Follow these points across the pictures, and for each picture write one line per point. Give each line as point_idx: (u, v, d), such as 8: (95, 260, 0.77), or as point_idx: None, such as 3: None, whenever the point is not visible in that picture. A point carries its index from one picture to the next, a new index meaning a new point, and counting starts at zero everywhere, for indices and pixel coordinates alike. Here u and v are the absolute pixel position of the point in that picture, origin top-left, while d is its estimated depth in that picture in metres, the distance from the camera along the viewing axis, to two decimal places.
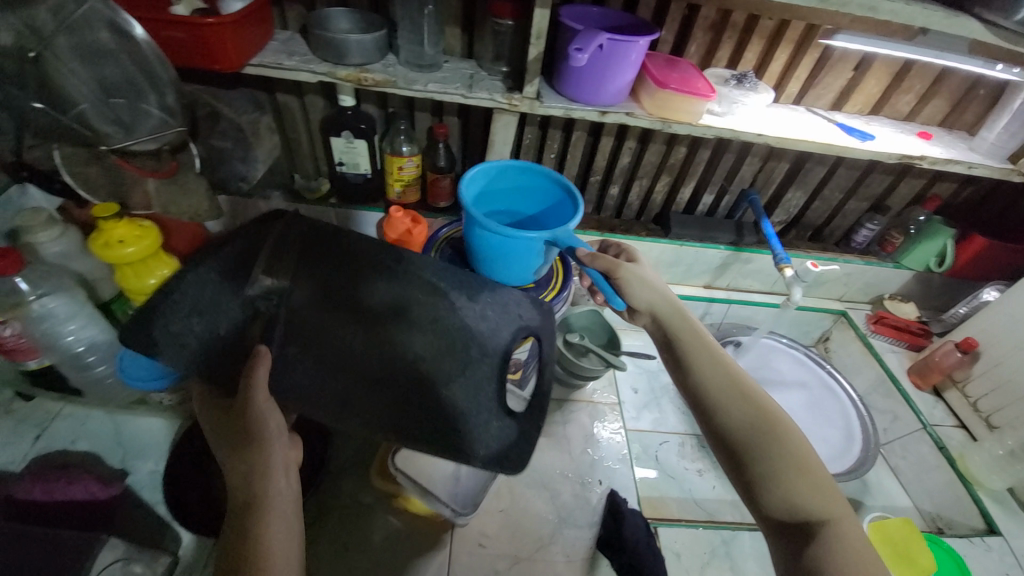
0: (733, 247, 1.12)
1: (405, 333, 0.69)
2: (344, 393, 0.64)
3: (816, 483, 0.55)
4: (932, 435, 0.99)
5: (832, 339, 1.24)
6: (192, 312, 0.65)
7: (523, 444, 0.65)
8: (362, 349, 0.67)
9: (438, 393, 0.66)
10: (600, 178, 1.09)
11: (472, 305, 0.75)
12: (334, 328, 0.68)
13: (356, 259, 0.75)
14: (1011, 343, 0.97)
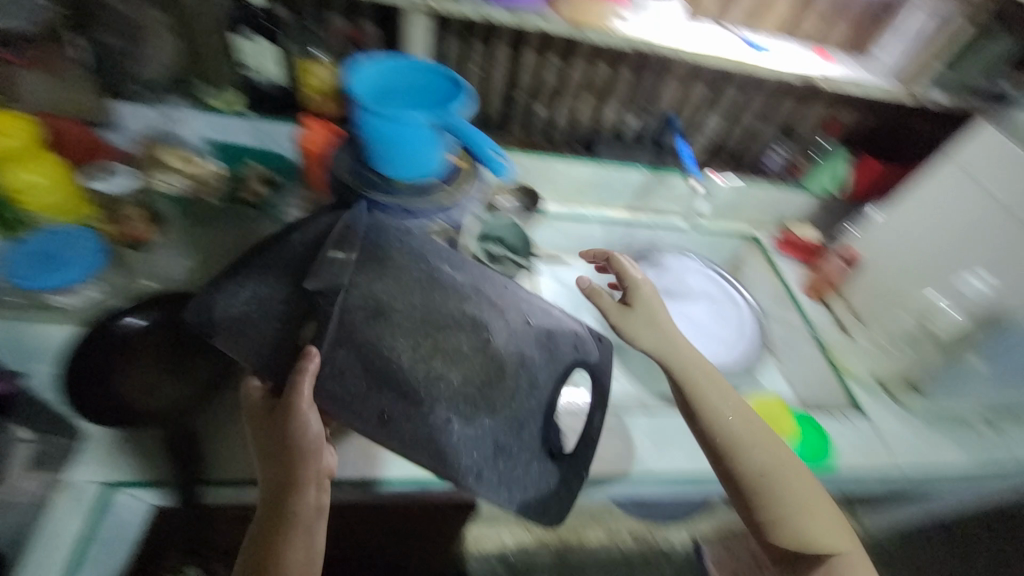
0: (655, 168, 1.20)
1: (445, 364, 0.67)
2: (387, 416, 0.63)
3: (808, 495, 0.75)
4: (816, 336, 1.11)
5: (742, 262, 1.34)
6: (250, 298, 0.66)
7: (562, 492, 0.70)
8: (414, 368, 0.65)
9: (490, 441, 0.67)
10: (528, 94, 1.10)
11: (528, 333, 0.74)
12: (394, 348, 0.66)
13: (427, 275, 0.73)
14: (877, 247, 1.06)
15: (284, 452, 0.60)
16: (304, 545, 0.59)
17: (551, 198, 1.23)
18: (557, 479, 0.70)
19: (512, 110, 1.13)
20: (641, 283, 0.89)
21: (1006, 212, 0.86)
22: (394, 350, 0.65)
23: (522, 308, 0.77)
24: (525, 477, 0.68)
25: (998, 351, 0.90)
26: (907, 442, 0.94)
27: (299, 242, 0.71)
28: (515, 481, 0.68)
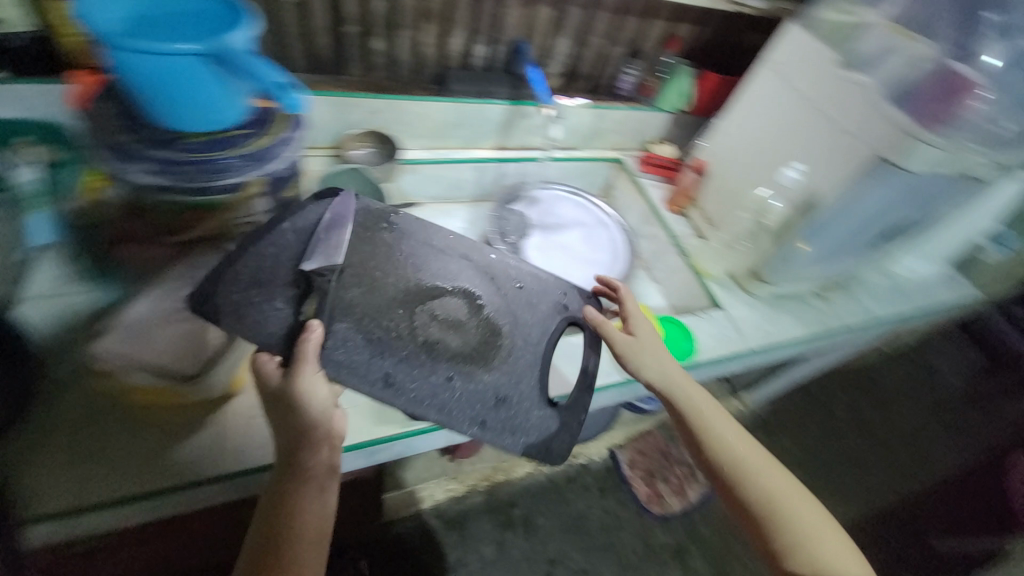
0: (514, 100, 1.16)
1: (446, 335, 0.76)
2: (393, 381, 0.70)
3: (818, 520, 0.74)
4: (678, 246, 1.20)
5: (613, 186, 1.41)
6: (250, 284, 0.67)
7: (563, 434, 0.77)
8: (417, 341, 0.74)
9: (492, 392, 0.75)
10: (359, 27, 0.99)
11: (522, 293, 0.85)
12: (395, 328, 0.73)
13: (420, 263, 0.80)
14: (721, 154, 1.14)
15: (289, 411, 0.60)
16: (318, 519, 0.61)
17: (413, 145, 1.16)
18: (557, 422, 0.77)
19: (346, 47, 1.01)
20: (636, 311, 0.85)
21: (810, 104, 0.93)
22: (396, 322, 0.74)
23: (511, 275, 0.86)
24: (528, 419, 0.76)
25: (817, 232, 0.98)
26: (757, 326, 1.07)
27: (290, 231, 0.71)
28: (519, 426, 0.75)
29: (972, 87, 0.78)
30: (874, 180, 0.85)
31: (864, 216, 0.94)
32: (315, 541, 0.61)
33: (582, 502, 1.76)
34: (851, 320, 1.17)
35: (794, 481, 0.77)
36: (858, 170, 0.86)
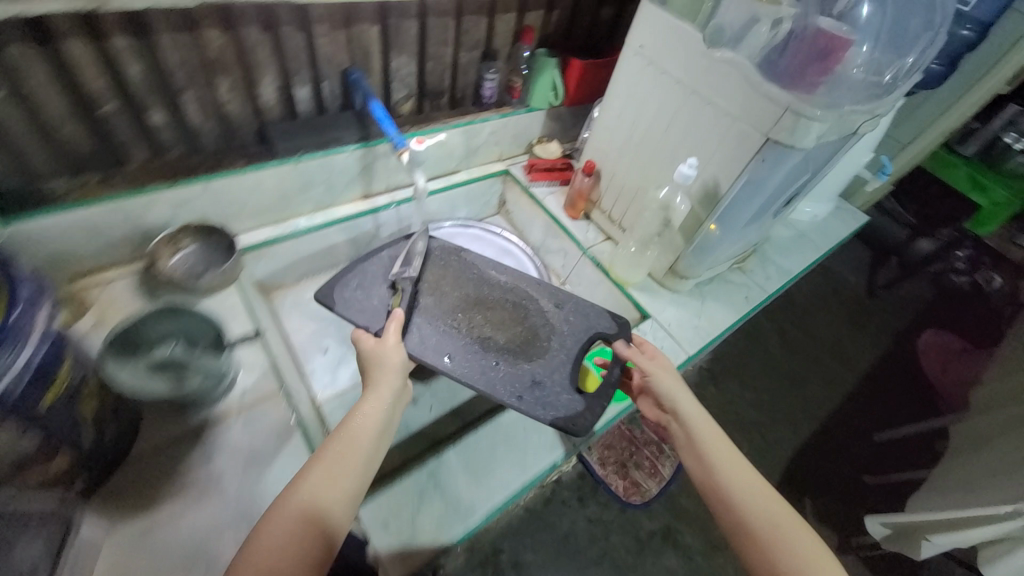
0: (365, 141, 0.96)
1: (499, 334, 0.90)
2: (452, 361, 0.84)
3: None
4: (591, 257, 1.11)
5: (507, 201, 1.30)
6: (358, 287, 0.92)
7: (586, 415, 0.80)
8: (479, 340, 0.88)
9: (529, 376, 0.84)
10: (119, 104, 0.73)
11: (561, 311, 0.94)
12: (464, 338, 0.88)
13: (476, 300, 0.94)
14: (610, 152, 1.05)
15: (376, 364, 0.73)
16: (359, 439, 0.63)
17: (258, 223, 0.94)
18: (582, 404, 0.81)
19: (110, 131, 0.75)
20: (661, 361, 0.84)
21: (685, 89, 0.83)
22: (458, 325, 0.91)
23: (552, 295, 0.97)
24: (555, 396, 0.82)
25: (723, 222, 0.91)
26: (688, 326, 1.03)
27: (386, 254, 0.99)
28: (550, 403, 0.81)
29: (848, 43, 0.68)
30: (767, 162, 0.78)
31: (765, 196, 0.88)
32: (341, 468, 0.60)
33: (565, 521, 1.68)
34: (768, 285, 1.16)
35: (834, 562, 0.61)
36: (751, 154, 0.78)
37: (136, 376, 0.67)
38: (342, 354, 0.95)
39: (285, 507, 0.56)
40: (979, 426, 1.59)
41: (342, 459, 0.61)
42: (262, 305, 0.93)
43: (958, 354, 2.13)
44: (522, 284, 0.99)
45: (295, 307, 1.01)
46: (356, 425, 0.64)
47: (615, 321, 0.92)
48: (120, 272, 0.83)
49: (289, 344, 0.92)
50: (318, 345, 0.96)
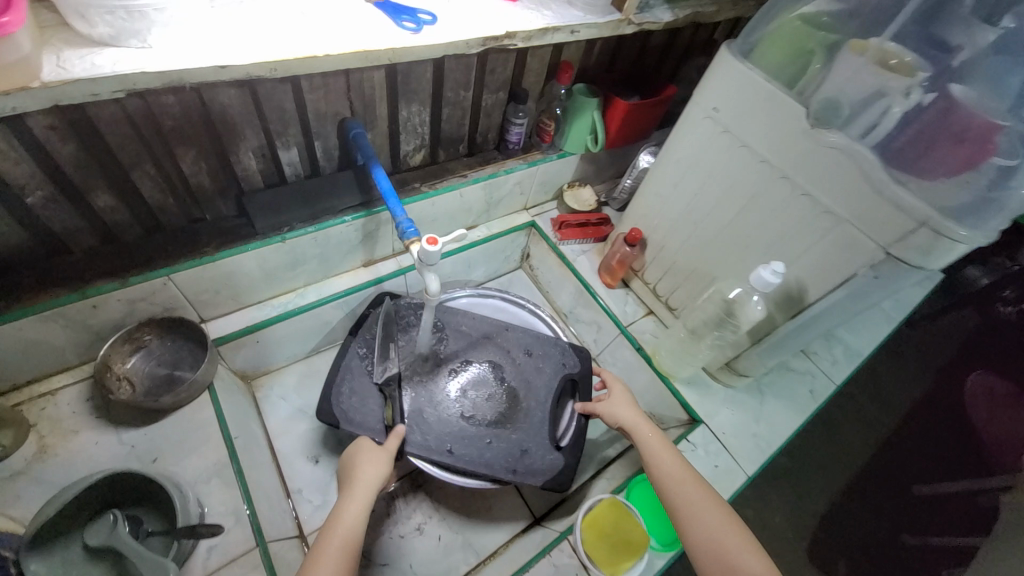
0: (368, 210, 0.80)
1: (469, 385, 0.83)
2: (428, 426, 0.77)
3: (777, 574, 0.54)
4: (629, 338, 0.95)
5: (532, 255, 1.14)
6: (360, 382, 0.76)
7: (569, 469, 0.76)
8: (453, 398, 0.80)
9: (517, 447, 0.76)
10: (51, 191, 0.57)
11: (529, 358, 0.87)
12: (436, 392, 0.81)
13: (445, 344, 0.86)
14: (663, 220, 0.87)
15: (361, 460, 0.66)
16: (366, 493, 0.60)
17: (239, 305, 0.79)
18: (562, 460, 0.76)
19: (44, 221, 0.59)
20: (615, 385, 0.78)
21: (775, 170, 0.65)
22: (431, 381, 0.82)
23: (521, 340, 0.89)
24: (539, 460, 0.76)
25: (803, 329, 0.74)
26: (746, 434, 0.86)
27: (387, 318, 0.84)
28: (539, 467, 0.75)
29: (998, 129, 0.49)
30: (882, 278, 0.61)
31: (867, 303, 0.70)
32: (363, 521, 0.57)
33: None
34: (836, 372, 0.98)
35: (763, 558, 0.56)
36: (861, 265, 0.61)
37: None
38: (335, 465, 0.81)
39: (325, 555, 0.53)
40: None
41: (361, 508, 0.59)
42: (242, 407, 0.78)
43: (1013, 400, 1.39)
44: (500, 326, 0.91)
45: (284, 396, 0.86)
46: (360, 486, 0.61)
47: (577, 357, 0.88)
48: (70, 379, 0.68)
49: (271, 458, 0.77)
50: (308, 452, 0.81)
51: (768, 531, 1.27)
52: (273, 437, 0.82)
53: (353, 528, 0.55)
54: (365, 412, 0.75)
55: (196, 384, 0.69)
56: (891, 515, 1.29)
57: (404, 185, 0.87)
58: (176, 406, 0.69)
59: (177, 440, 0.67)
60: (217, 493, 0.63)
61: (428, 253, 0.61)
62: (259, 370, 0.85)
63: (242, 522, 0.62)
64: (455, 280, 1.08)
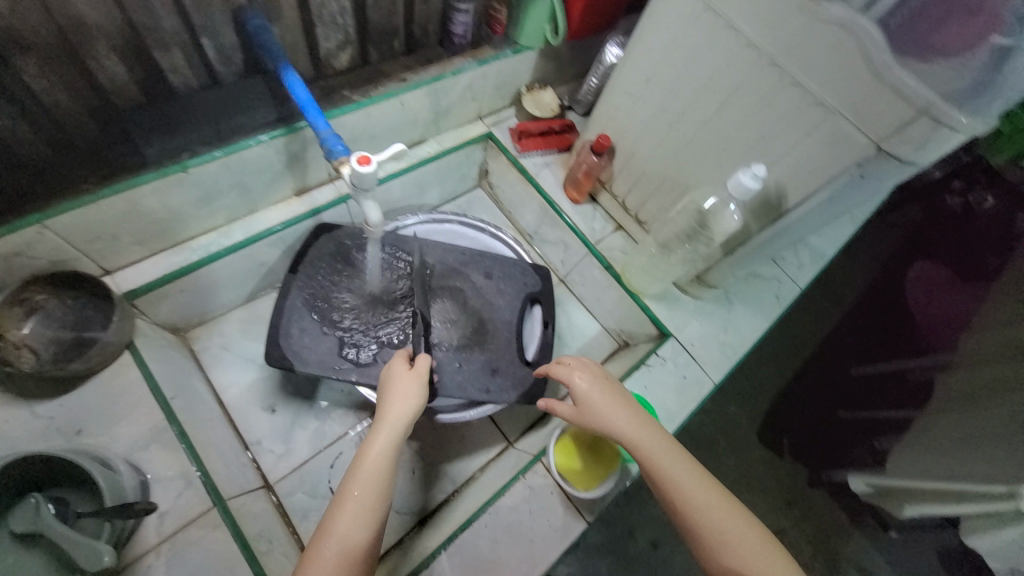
0: (287, 126, 0.67)
1: (431, 313, 0.77)
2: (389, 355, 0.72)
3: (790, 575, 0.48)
4: (598, 257, 0.90)
5: (490, 172, 1.03)
6: (304, 330, 0.70)
7: (540, 383, 0.75)
8: (414, 327, 0.75)
9: (487, 366, 0.74)
10: None
11: (492, 282, 0.81)
12: (394, 323, 0.75)
13: (399, 272, 0.79)
14: (631, 122, 0.78)
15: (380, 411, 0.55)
16: (374, 477, 0.48)
17: (150, 251, 0.68)
18: (534, 375, 0.75)
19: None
20: (585, 393, 0.60)
21: (759, 57, 0.57)
22: (387, 313, 0.76)
23: (480, 265, 0.83)
24: (512, 376, 0.74)
25: (781, 233, 0.70)
26: (714, 343, 0.86)
27: (329, 251, 0.76)
28: (512, 385, 0.73)
29: None
30: (867, 179, 0.56)
31: (847, 204, 0.66)
32: (370, 521, 0.46)
33: None
34: (801, 276, 0.97)
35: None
36: (848, 164, 0.55)
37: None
38: (295, 412, 0.76)
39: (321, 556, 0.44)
40: (990, 377, 1.06)
41: (371, 498, 0.47)
42: (178, 363, 0.71)
43: (949, 286, 1.41)
44: (456, 250, 0.83)
45: (226, 347, 0.79)
46: (367, 470, 0.49)
47: (538, 276, 0.83)
48: None
49: (221, 413, 0.72)
50: (263, 403, 0.76)
51: (728, 424, 1.36)
52: (220, 391, 0.75)
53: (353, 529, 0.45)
54: (319, 350, 0.70)
55: (110, 346, 0.60)
56: (832, 397, 1.39)
57: (330, 93, 0.73)
58: (91, 371, 0.61)
59: (103, 408, 0.60)
60: (160, 459, 0.58)
61: (361, 177, 0.51)
62: (194, 321, 0.77)
63: (194, 483, 0.58)
64: (408, 205, 0.97)
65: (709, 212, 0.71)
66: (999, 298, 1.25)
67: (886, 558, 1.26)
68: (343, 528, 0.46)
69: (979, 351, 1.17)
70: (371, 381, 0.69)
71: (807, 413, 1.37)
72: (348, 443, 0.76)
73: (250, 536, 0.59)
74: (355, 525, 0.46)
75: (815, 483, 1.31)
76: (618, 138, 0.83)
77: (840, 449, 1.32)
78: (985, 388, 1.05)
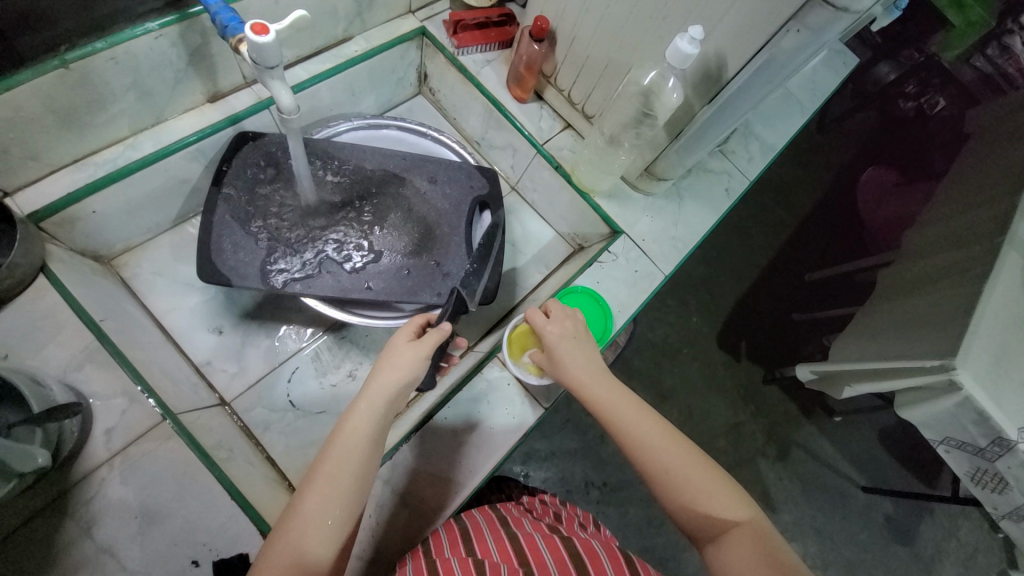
0: (180, 12, 0.58)
1: (374, 222, 0.74)
2: (332, 264, 0.69)
3: (714, 489, 0.51)
4: (547, 157, 0.87)
5: (430, 76, 0.96)
6: (237, 244, 0.67)
7: (493, 283, 0.74)
8: (357, 236, 0.72)
9: (438, 270, 0.72)
10: None
11: (436, 187, 0.78)
12: (335, 232, 0.72)
13: (336, 182, 0.74)
14: (572, 0, 0.73)
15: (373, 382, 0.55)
16: (348, 461, 0.49)
17: (49, 168, 0.62)
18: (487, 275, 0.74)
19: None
20: (556, 344, 0.62)
21: None
22: (325, 223, 0.72)
23: (423, 170, 0.79)
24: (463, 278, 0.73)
25: (724, 110, 0.69)
26: (665, 238, 0.86)
27: (255, 161, 0.71)
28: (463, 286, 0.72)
29: None
30: (805, 34, 0.54)
31: (788, 72, 0.64)
32: (338, 502, 0.47)
33: None
34: (751, 169, 0.97)
35: (743, 497, 0.52)
36: (785, 19, 0.53)
37: None
38: (243, 333, 0.75)
39: (287, 532, 0.45)
40: (927, 267, 1.10)
41: (343, 481, 0.48)
42: (106, 288, 0.67)
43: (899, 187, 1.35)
44: (395, 156, 0.79)
45: (160, 273, 0.75)
46: (345, 446, 0.49)
47: (484, 178, 0.80)
48: None
49: (163, 336, 0.70)
50: (208, 325, 0.74)
51: (689, 333, 1.41)
52: (160, 316, 0.73)
53: (321, 505, 0.46)
54: (258, 264, 0.67)
55: (21, 269, 0.56)
56: (786, 300, 1.47)
57: None
58: (7, 294, 0.57)
59: (25, 332, 0.57)
60: (98, 378, 0.56)
61: (261, 49, 0.46)
62: (118, 246, 0.72)
63: (135, 401, 0.56)
64: (341, 113, 0.90)
65: (651, 90, 0.69)
66: (941, 199, 1.22)
67: (832, 442, 1.38)
68: (311, 508, 0.46)
69: (915, 249, 1.19)
70: (316, 293, 0.67)
71: (760, 313, 1.45)
72: (303, 358, 0.76)
73: (208, 446, 0.59)
74: (325, 506, 0.46)
75: (768, 380, 1.39)
76: (559, 22, 0.78)
77: (793, 347, 1.42)
78: (921, 273, 1.11)
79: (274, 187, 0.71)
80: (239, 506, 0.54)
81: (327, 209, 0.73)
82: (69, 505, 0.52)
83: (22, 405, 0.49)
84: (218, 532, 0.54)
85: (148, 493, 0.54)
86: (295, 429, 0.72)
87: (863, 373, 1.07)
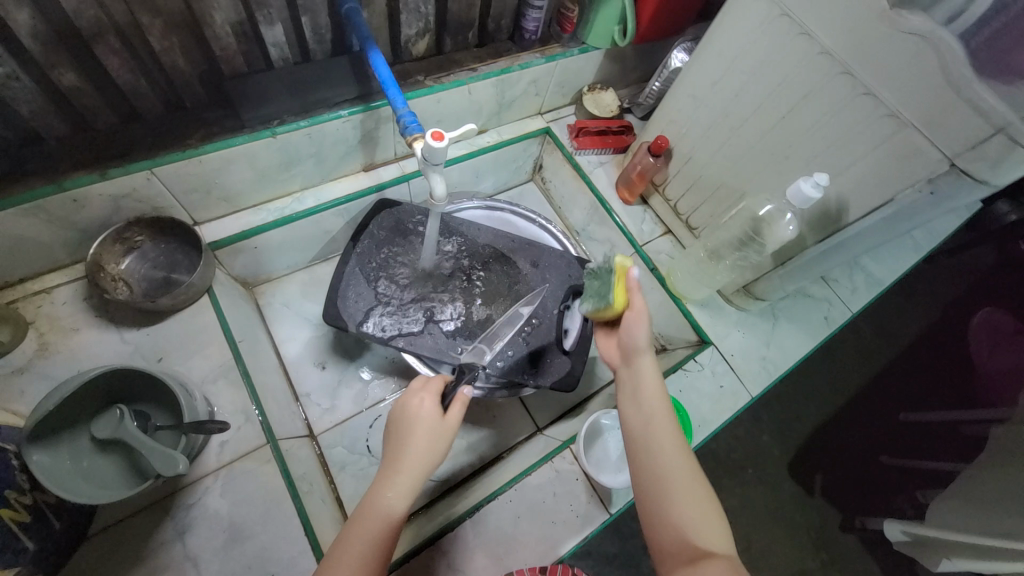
0: (367, 105, 0.71)
1: (477, 294, 0.80)
2: (432, 327, 0.75)
3: (700, 516, 0.50)
4: (645, 258, 0.91)
5: (544, 166, 1.06)
6: (358, 294, 0.75)
7: (576, 372, 0.76)
8: (459, 305, 0.78)
9: (526, 350, 0.76)
10: (12, 68, 0.51)
11: (537, 271, 0.83)
12: (441, 297, 0.78)
13: (452, 253, 0.83)
14: (694, 127, 0.79)
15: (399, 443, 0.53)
16: (377, 530, 0.48)
17: (234, 209, 0.75)
18: (569, 364, 0.75)
19: (19, 116, 0.55)
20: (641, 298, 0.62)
21: (833, 65, 0.57)
22: (434, 287, 0.79)
23: (527, 253, 0.85)
24: (548, 361, 0.75)
25: (838, 249, 0.69)
26: (755, 357, 0.84)
27: (388, 221, 0.81)
28: (546, 369, 0.75)
29: None
30: (937, 196, 0.55)
31: (913, 223, 0.64)
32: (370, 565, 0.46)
33: None
34: (854, 300, 0.93)
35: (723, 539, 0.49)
36: (918, 179, 0.54)
37: (74, 463, 0.52)
38: (342, 372, 0.82)
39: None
40: None
41: (371, 545, 0.47)
42: (246, 313, 0.78)
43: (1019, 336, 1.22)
44: (505, 237, 0.86)
45: (287, 305, 0.86)
46: (381, 511, 0.49)
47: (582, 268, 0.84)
48: (64, 278, 0.67)
49: (279, 363, 0.78)
50: (315, 359, 0.82)
51: (760, 456, 1.29)
52: (279, 344, 0.82)
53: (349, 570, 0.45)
54: (372, 314, 0.74)
55: (194, 288, 0.67)
56: (878, 439, 1.33)
57: (406, 77, 0.77)
58: (176, 307, 0.67)
59: (181, 341, 0.67)
60: (226, 393, 0.64)
61: (433, 151, 0.55)
62: (262, 277, 0.84)
63: (249, 420, 0.63)
64: (462, 190, 1.01)
65: (764, 220, 0.71)
66: None
67: None
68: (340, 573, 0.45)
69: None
70: (415, 350, 0.73)
71: (847, 450, 1.31)
72: (386, 408, 0.81)
73: (295, 476, 0.64)
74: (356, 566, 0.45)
75: (846, 527, 1.23)
76: (677, 142, 0.85)
77: (881, 496, 1.26)
78: None
79: (399, 249, 0.80)
80: (309, 545, 0.57)
81: (439, 276, 0.80)
82: (174, 507, 0.57)
83: (170, 409, 0.57)
84: (288, 565, 0.56)
85: (239, 510, 0.58)
86: (366, 475, 0.75)
87: (966, 548, 0.91)
